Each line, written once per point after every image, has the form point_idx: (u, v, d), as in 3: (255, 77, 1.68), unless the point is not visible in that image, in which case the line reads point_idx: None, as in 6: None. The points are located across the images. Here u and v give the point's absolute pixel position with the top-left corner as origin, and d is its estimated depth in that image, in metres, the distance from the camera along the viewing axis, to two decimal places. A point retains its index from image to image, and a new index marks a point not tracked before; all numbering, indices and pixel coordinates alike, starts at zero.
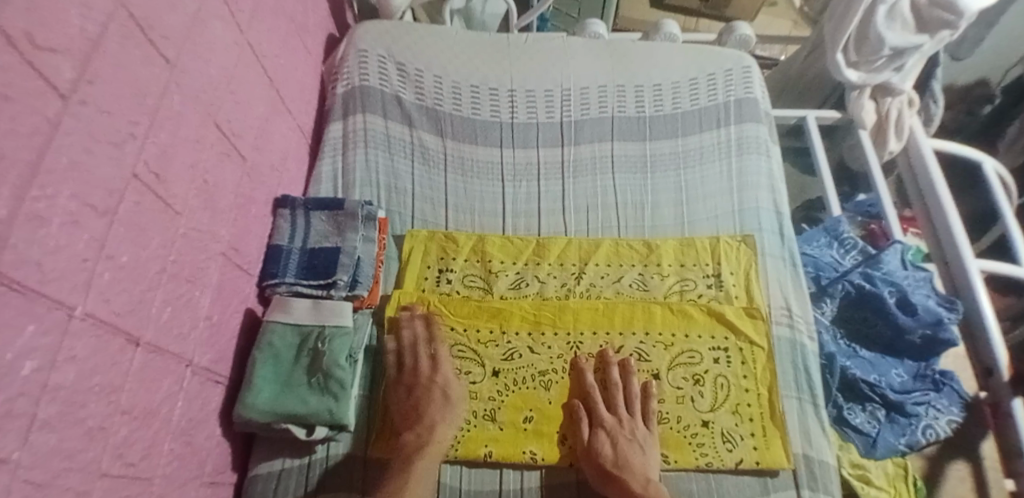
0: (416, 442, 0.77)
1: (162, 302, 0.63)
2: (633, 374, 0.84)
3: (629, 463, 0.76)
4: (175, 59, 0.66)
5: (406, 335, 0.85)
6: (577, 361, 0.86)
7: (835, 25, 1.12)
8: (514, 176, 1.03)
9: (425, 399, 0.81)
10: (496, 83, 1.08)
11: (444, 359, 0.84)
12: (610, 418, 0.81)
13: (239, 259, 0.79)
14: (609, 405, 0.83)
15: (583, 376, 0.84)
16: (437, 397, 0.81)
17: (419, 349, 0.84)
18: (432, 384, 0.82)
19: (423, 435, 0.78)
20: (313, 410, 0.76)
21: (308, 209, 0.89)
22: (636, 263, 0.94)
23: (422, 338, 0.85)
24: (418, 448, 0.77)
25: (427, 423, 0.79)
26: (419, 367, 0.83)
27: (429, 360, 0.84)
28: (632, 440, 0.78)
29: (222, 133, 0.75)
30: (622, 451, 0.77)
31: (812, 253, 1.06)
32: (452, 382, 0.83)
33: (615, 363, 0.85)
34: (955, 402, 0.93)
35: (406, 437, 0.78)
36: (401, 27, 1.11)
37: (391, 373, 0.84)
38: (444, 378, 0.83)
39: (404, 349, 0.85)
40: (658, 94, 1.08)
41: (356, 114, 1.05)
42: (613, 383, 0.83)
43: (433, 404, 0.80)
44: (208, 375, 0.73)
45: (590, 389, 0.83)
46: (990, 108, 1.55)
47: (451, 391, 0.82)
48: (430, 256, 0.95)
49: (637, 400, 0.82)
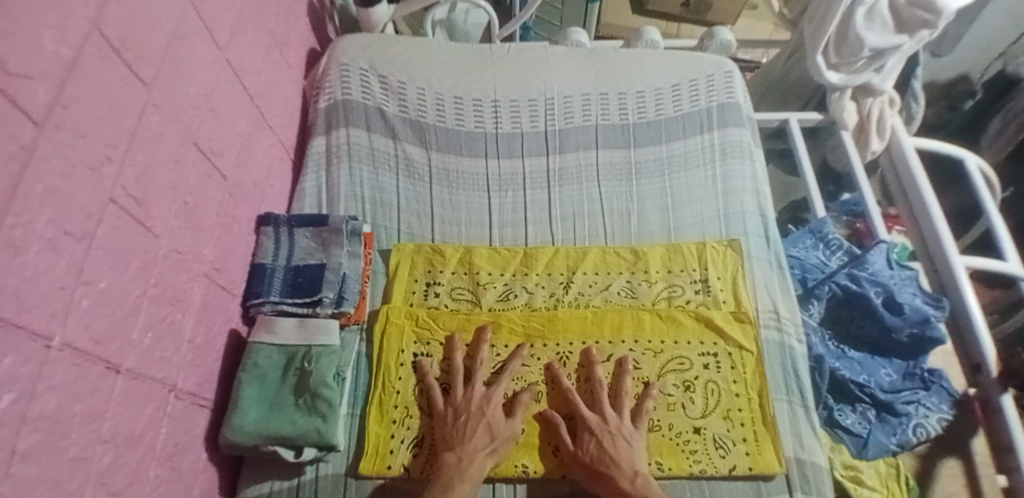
0: (456, 465, 0.75)
1: (144, 326, 0.62)
2: (628, 372, 0.84)
3: (615, 459, 0.76)
4: (152, 80, 0.65)
5: (458, 361, 0.85)
6: (553, 364, 0.86)
7: (815, 28, 1.14)
8: (500, 187, 1.03)
9: (469, 428, 0.78)
10: (480, 94, 1.08)
11: (499, 391, 0.82)
12: (595, 418, 0.80)
13: (223, 279, 0.79)
14: (594, 406, 0.83)
15: (559, 380, 0.84)
16: (481, 428, 0.78)
17: (473, 378, 0.83)
18: (480, 414, 0.79)
19: (464, 460, 0.75)
20: (300, 430, 0.75)
21: (292, 225, 0.88)
22: (623, 271, 0.95)
23: (481, 363, 0.84)
24: (457, 474, 0.74)
25: (469, 450, 0.76)
26: (469, 394, 0.81)
27: (481, 388, 0.82)
28: (618, 436, 0.78)
29: (202, 153, 0.75)
30: (606, 448, 0.77)
31: (798, 255, 1.07)
32: (502, 420, 0.79)
33: (599, 361, 0.86)
34: (946, 399, 0.93)
35: (446, 458, 0.76)
36: (384, 40, 1.10)
37: (438, 402, 0.81)
38: (495, 410, 0.79)
39: (456, 378, 0.83)
40: (642, 101, 1.08)
41: (339, 128, 1.04)
42: (597, 383, 0.84)
43: (479, 433, 0.77)
44: (192, 398, 0.72)
45: (570, 394, 0.83)
46: (971, 103, 1.59)
47: (497, 429, 0.78)
48: (418, 270, 0.94)
49: (625, 398, 0.82)
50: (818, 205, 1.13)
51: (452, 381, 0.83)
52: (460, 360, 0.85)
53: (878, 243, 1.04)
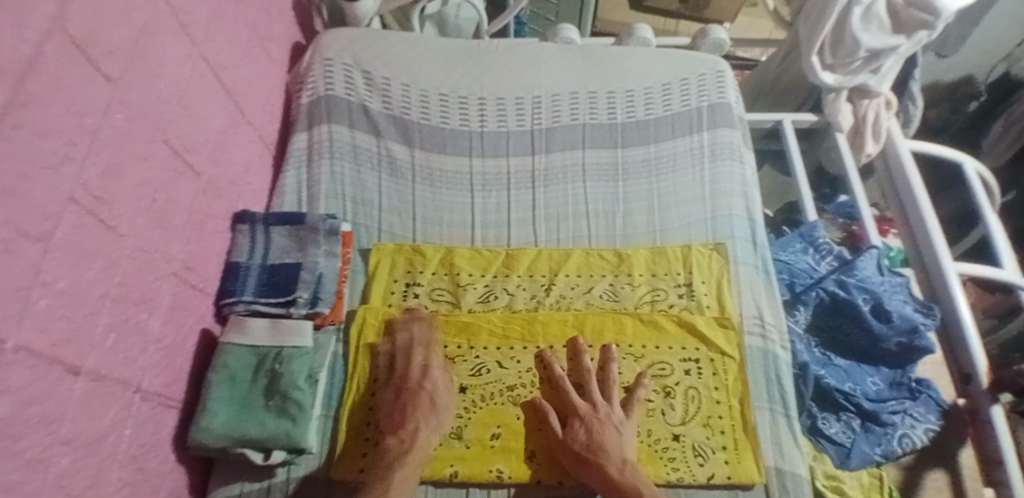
0: (399, 448, 0.76)
1: (106, 327, 0.61)
2: (615, 359, 0.84)
3: (604, 446, 0.75)
4: (119, 76, 0.64)
5: (404, 338, 0.85)
6: (542, 352, 0.85)
7: (810, 28, 1.11)
8: (484, 186, 1.01)
9: (410, 405, 0.79)
10: (465, 90, 1.06)
11: (436, 369, 0.83)
12: (585, 404, 0.80)
13: (194, 278, 0.77)
14: (585, 393, 0.83)
15: (551, 368, 0.84)
16: (423, 402, 0.79)
17: (415, 352, 0.84)
18: (419, 388, 0.80)
19: (407, 441, 0.76)
20: (269, 433, 0.73)
21: (268, 224, 0.87)
22: (607, 274, 0.93)
23: (421, 339, 0.85)
24: (400, 456, 0.75)
25: (411, 429, 0.77)
26: (407, 371, 0.82)
27: (419, 365, 0.83)
28: (608, 423, 0.78)
29: (173, 150, 0.74)
30: (595, 434, 0.77)
31: (787, 258, 1.05)
32: (441, 389, 0.81)
33: (586, 349, 0.85)
34: (932, 410, 0.92)
35: (389, 441, 0.77)
36: (370, 34, 1.08)
37: (380, 376, 0.84)
38: (434, 381, 0.81)
39: (395, 357, 0.84)
40: (630, 100, 1.06)
41: (321, 124, 1.02)
42: (585, 370, 0.83)
43: (419, 411, 0.79)
44: (159, 399, 0.71)
45: (557, 378, 0.83)
46: (976, 104, 1.58)
47: (438, 399, 0.80)
48: (398, 270, 0.93)
49: (614, 385, 0.82)
50: (809, 209, 1.11)
51: (393, 359, 0.84)
52: (402, 341, 0.85)
53: (869, 248, 1.03)
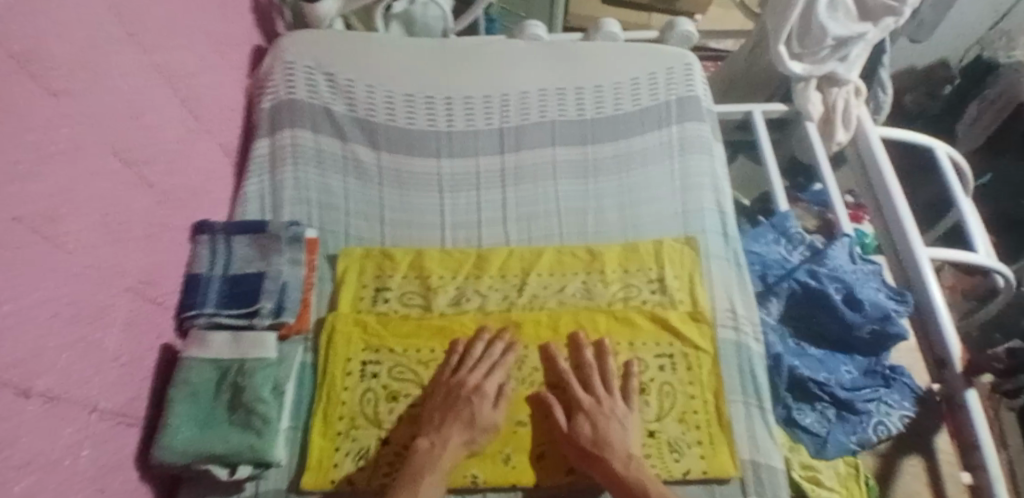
0: (427, 452, 0.74)
1: (58, 348, 0.59)
2: (610, 355, 0.84)
3: (608, 441, 0.75)
4: (62, 90, 0.62)
5: (477, 349, 0.83)
6: (547, 345, 0.85)
7: (776, 19, 1.10)
8: (453, 187, 1.00)
9: (453, 414, 0.78)
10: (432, 91, 1.04)
11: (490, 387, 0.80)
12: (588, 398, 0.80)
13: (152, 292, 0.75)
14: (587, 387, 0.83)
15: (556, 362, 0.84)
16: (464, 415, 0.77)
17: (480, 364, 0.82)
18: (466, 401, 0.78)
19: (437, 448, 0.75)
20: (233, 447, 0.72)
21: (229, 232, 0.85)
22: (579, 272, 0.92)
23: (483, 359, 0.83)
24: (427, 463, 0.73)
25: (444, 437, 0.76)
26: (462, 380, 0.80)
27: (476, 377, 0.81)
28: (612, 418, 0.78)
29: (125, 163, 0.71)
30: (600, 430, 0.76)
31: (759, 250, 1.04)
32: (486, 406, 0.79)
33: (588, 345, 0.85)
34: (908, 397, 0.93)
35: (420, 444, 0.76)
36: (332, 37, 1.07)
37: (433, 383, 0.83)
38: (484, 395, 0.79)
39: (453, 366, 0.83)
40: (600, 96, 1.05)
41: (283, 129, 1.00)
42: (587, 365, 0.84)
43: (457, 422, 0.77)
44: (118, 417, 0.69)
45: (564, 375, 0.83)
46: (950, 88, 1.61)
47: (478, 419, 0.77)
48: (367, 275, 0.91)
49: (615, 379, 0.83)
50: (781, 199, 1.11)
51: (455, 365, 0.83)
52: (474, 350, 0.84)
53: (840, 237, 1.03)
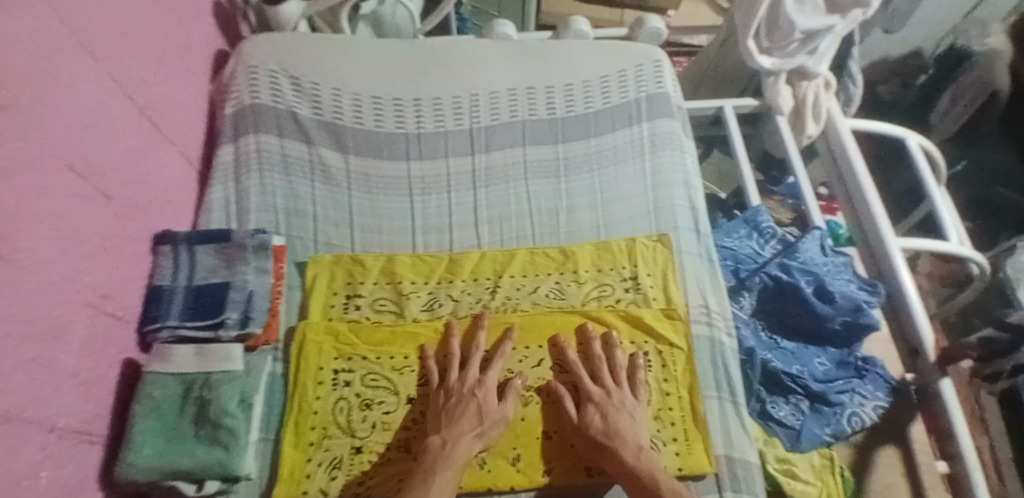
0: (439, 450, 0.73)
1: (14, 367, 0.56)
2: (617, 348, 0.84)
3: (620, 432, 0.75)
4: (11, 102, 0.60)
5: (455, 344, 0.84)
6: (558, 337, 0.85)
7: (744, 13, 1.11)
8: (424, 190, 0.99)
9: (460, 410, 0.77)
10: (400, 93, 1.03)
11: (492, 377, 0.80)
12: (598, 390, 0.80)
13: (111, 306, 0.74)
14: (596, 378, 0.82)
15: (565, 354, 0.84)
16: (471, 409, 0.77)
17: (474, 359, 0.82)
18: (471, 396, 0.78)
19: (448, 444, 0.74)
20: (200, 463, 0.70)
21: (191, 243, 0.83)
22: (552, 272, 0.92)
23: (479, 351, 0.83)
24: (439, 460, 0.72)
25: (456, 432, 0.75)
26: (462, 378, 0.80)
27: (473, 371, 0.81)
28: (622, 409, 0.78)
29: (78, 175, 0.69)
30: (611, 421, 0.76)
31: (731, 245, 1.06)
32: (490, 399, 0.78)
33: (597, 337, 0.85)
34: (881, 387, 0.92)
35: (432, 442, 0.74)
36: (296, 40, 1.05)
37: (431, 385, 0.81)
38: (485, 389, 0.79)
39: (449, 364, 0.82)
40: (570, 95, 1.05)
41: (247, 135, 0.98)
42: (596, 357, 0.83)
43: (466, 417, 0.76)
44: (80, 436, 0.67)
45: (574, 366, 0.82)
46: (925, 78, 1.62)
47: (487, 411, 0.77)
48: (337, 282, 0.90)
49: (623, 371, 0.82)
50: (753, 194, 1.12)
51: (448, 364, 0.82)
52: (457, 346, 0.84)
53: (812, 230, 1.04)
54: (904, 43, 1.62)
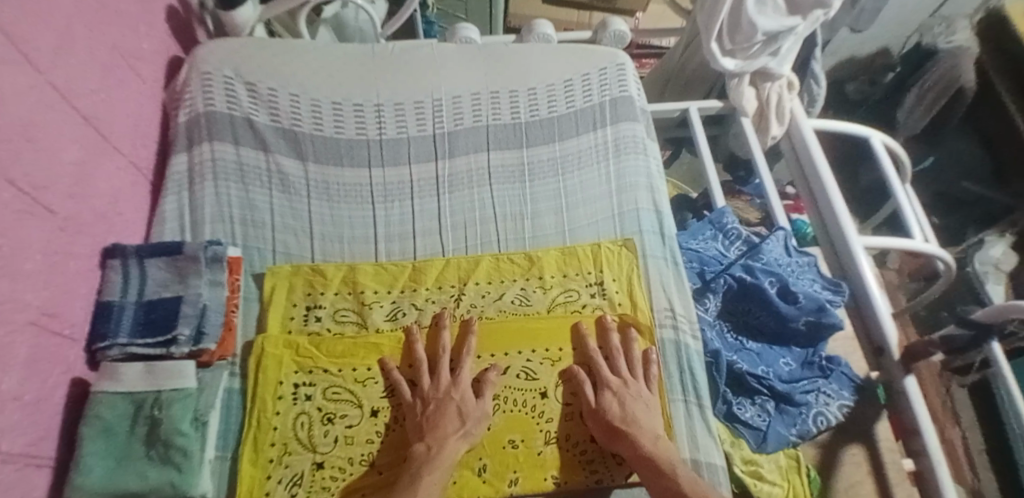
0: (426, 455, 0.73)
1: None
2: (635, 340, 0.85)
3: (637, 419, 0.77)
4: None
5: (419, 350, 0.83)
6: (580, 324, 0.86)
7: (706, 16, 1.12)
8: (386, 197, 0.98)
9: (441, 412, 0.76)
10: (361, 98, 1.01)
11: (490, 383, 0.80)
12: (615, 379, 0.81)
13: (57, 324, 0.71)
14: (612, 368, 0.84)
15: (585, 342, 0.85)
16: (453, 411, 0.76)
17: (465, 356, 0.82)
18: (448, 399, 0.78)
19: (433, 449, 0.73)
20: (151, 485, 0.69)
21: (141, 256, 0.81)
22: (517, 278, 0.91)
23: (447, 350, 0.83)
24: (428, 463, 0.72)
25: (440, 438, 0.74)
26: (437, 382, 0.80)
27: (448, 374, 0.81)
28: (638, 398, 0.80)
29: (20, 190, 0.66)
30: (628, 409, 0.78)
31: (697, 248, 1.07)
32: (469, 400, 0.78)
33: (614, 328, 0.86)
34: (846, 386, 0.93)
35: (417, 448, 0.74)
36: (250, 46, 1.02)
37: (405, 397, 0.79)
38: (462, 393, 0.78)
39: (421, 368, 0.81)
40: (534, 99, 1.04)
41: (202, 143, 0.96)
42: (614, 349, 0.84)
43: (449, 419, 0.76)
44: (26, 459, 0.64)
45: (592, 354, 0.83)
46: (892, 75, 1.64)
47: (467, 411, 0.77)
48: (297, 293, 0.88)
49: (639, 364, 0.84)
50: (718, 195, 1.13)
51: (417, 370, 0.82)
52: (422, 351, 0.83)
53: (776, 231, 1.05)
54: (871, 43, 1.65)
